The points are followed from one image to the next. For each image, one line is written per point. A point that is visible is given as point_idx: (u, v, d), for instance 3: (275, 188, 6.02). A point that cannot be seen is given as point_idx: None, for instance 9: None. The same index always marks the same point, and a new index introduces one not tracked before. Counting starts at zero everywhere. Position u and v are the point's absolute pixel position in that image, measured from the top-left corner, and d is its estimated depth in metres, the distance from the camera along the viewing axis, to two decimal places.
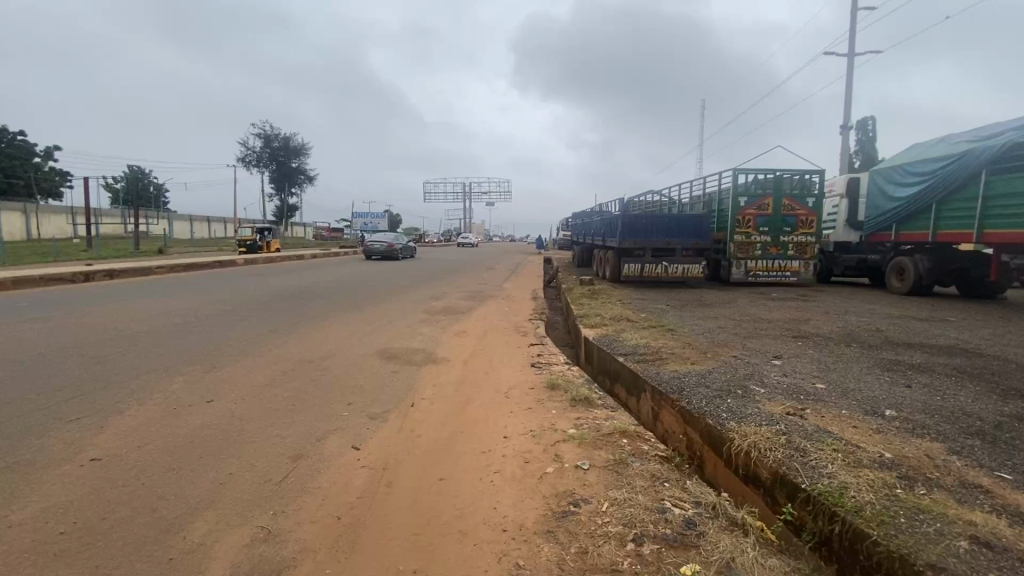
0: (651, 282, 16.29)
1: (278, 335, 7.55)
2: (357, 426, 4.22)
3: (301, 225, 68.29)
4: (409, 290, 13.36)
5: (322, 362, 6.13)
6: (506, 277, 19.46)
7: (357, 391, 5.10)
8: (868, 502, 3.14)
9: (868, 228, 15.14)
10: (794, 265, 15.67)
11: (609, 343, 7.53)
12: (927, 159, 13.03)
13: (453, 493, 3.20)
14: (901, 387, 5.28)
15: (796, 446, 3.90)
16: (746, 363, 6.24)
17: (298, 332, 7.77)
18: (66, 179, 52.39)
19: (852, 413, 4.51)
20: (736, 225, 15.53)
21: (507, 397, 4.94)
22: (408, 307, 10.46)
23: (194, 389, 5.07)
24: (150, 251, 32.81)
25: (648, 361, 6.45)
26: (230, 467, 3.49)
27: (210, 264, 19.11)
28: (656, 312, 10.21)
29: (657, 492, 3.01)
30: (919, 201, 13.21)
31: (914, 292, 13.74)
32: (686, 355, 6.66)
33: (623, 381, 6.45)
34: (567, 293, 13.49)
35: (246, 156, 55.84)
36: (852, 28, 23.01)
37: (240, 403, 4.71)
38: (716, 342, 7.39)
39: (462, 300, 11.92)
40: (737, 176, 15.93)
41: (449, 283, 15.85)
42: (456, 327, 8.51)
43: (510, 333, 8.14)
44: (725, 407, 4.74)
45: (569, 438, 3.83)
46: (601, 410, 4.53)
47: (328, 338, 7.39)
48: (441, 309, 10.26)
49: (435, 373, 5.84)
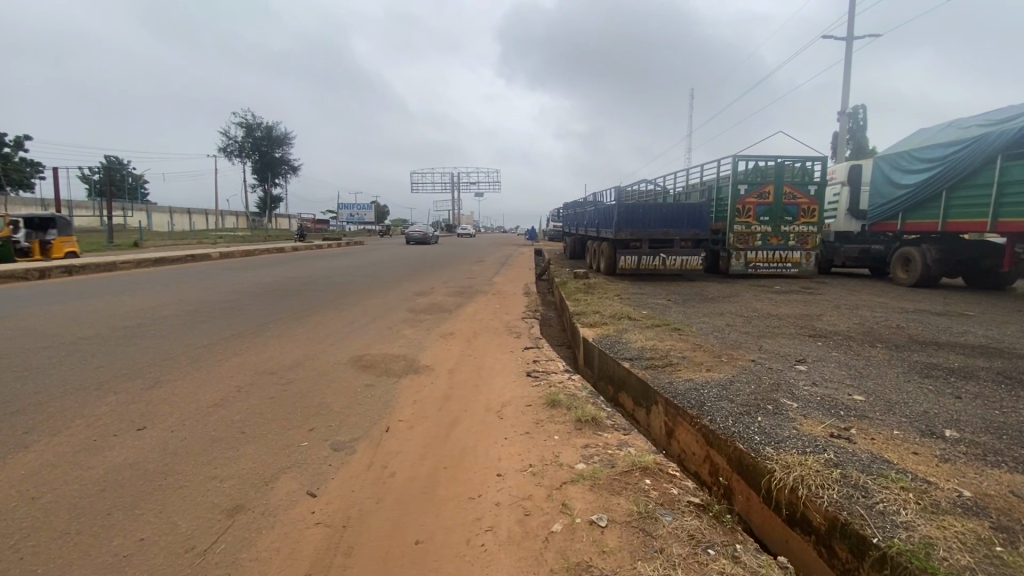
0: (647, 275, 15.63)
1: (240, 340, 6.71)
2: (316, 462, 3.44)
3: (286, 217, 66.70)
4: (393, 286, 12.53)
5: (284, 375, 5.31)
6: (496, 270, 18.60)
7: (320, 412, 4.31)
8: (966, 567, 2.44)
9: (872, 217, 14.57)
10: (795, 256, 15.08)
11: (611, 345, 6.81)
12: (937, 144, 12.43)
13: (432, 565, 2.44)
14: (951, 399, 4.61)
15: (853, 482, 3.20)
16: (767, 370, 5.54)
17: (263, 336, 6.94)
18: (36, 169, 50.31)
19: (906, 436, 3.83)
20: (735, 214, 14.87)
21: (500, 418, 4.18)
22: (390, 305, 9.62)
23: (125, 413, 4.25)
24: (124, 244, 31.32)
25: (658, 368, 5.73)
26: (143, 529, 2.71)
27: (182, 258, 18.08)
28: (659, 308, 9.48)
29: (701, 565, 2.28)
30: (927, 189, 12.62)
31: (921, 284, 13.19)
32: (699, 360, 5.94)
33: (629, 390, 5.72)
34: (561, 287, 12.74)
35: (227, 145, 54.04)
36: (852, 9, 22.28)
37: (176, 432, 3.91)
38: (730, 344, 6.68)
39: (448, 296, 11.08)
40: (736, 163, 15.25)
41: (437, 277, 15.03)
42: (442, 328, 7.74)
43: (500, 334, 7.37)
44: (757, 428, 4.02)
45: (579, 479, 3.08)
46: (612, 435, 3.79)
47: (297, 344, 6.57)
48: (426, 307, 9.50)
49: (415, 386, 5.07)
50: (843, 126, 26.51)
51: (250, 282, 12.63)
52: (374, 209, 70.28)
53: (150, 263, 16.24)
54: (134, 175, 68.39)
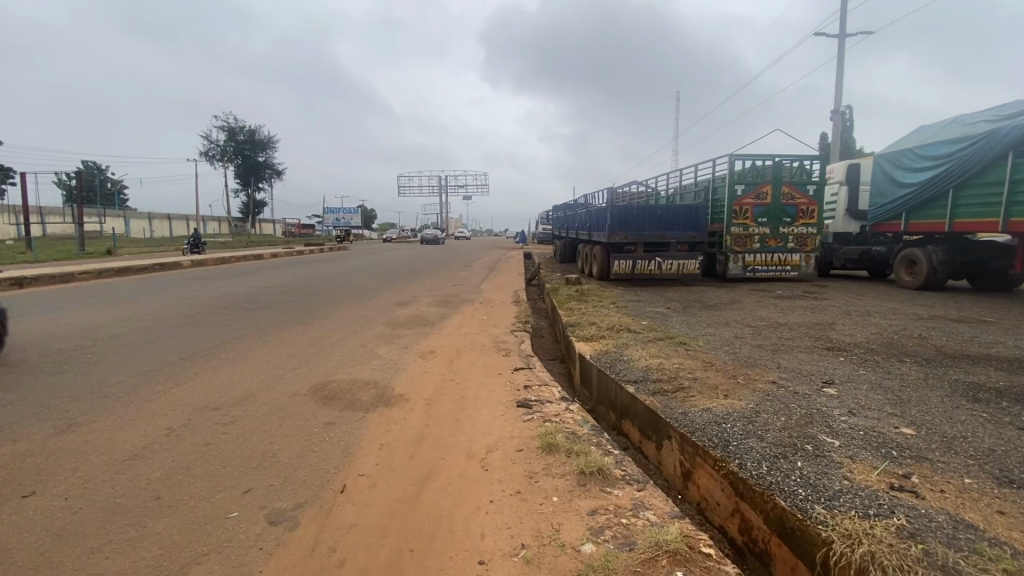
0: (642, 280, 14.94)
1: (188, 365, 5.86)
2: (243, 545, 2.64)
3: (270, 222, 65.21)
4: (374, 295, 11.68)
5: (229, 412, 4.48)
6: (484, 276, 17.81)
7: (262, 466, 3.49)
8: None
9: (873, 218, 14.05)
10: (795, 259, 14.49)
11: (611, 363, 6.06)
12: (942, 142, 11.95)
13: None
14: (1015, 432, 3.94)
15: (942, 562, 2.48)
16: (793, 394, 4.83)
17: (216, 360, 6.09)
18: (6, 174, 48.41)
19: (982, 488, 3.15)
20: (733, 215, 14.25)
21: (485, 469, 3.40)
22: (367, 318, 8.77)
23: (15, 471, 3.40)
24: (98, 251, 30.09)
25: (668, 393, 4.99)
26: None
27: (152, 267, 17.03)
28: (659, 318, 8.76)
29: None
30: (932, 187, 12.11)
31: (928, 286, 12.64)
32: (713, 383, 5.22)
33: (636, 420, 4.97)
34: (553, 295, 11.98)
35: (208, 150, 52.56)
36: (844, 6, 21.90)
37: (71, 500, 3.07)
38: (744, 361, 5.97)
39: (432, 307, 10.25)
40: (733, 163, 14.65)
41: (421, 285, 14.19)
42: (422, 345, 6.94)
43: (487, 352, 6.59)
44: (799, 479, 3.29)
45: (588, 572, 2.32)
46: (625, 496, 3.03)
47: (253, 369, 5.73)
48: (406, 320, 8.70)
49: (386, 424, 4.27)
50: (834, 125, 26.18)
51: (218, 293, 11.69)
52: (360, 212, 68.92)
53: (114, 273, 15.17)
54: (112, 180, 66.48)
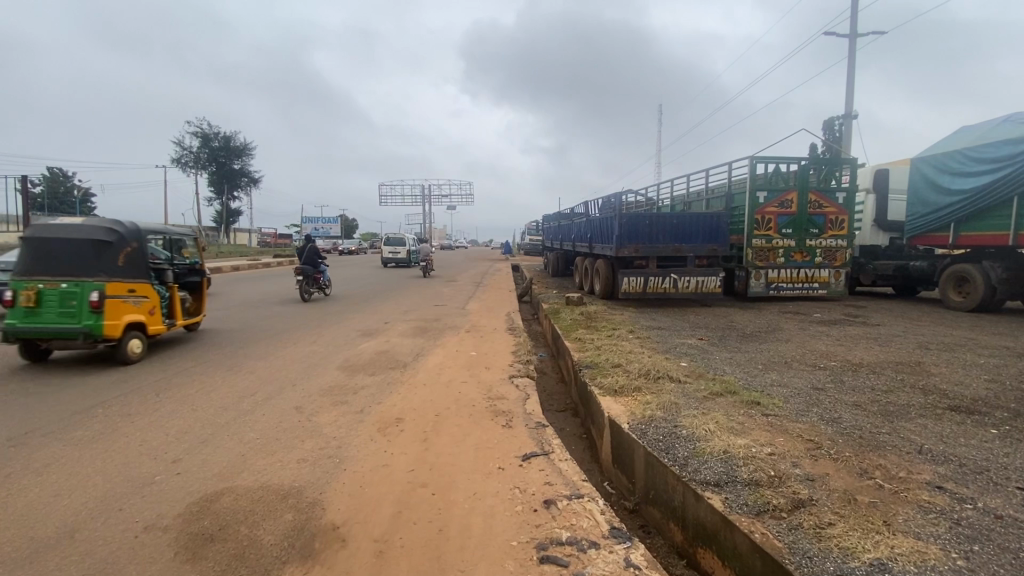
0: (651, 300, 13.07)
1: (7, 456, 3.73)
2: None
3: (246, 233, 62.30)
4: (321, 327, 8.93)
5: None
6: (470, 293, 15.81)
7: None
8: None
9: (910, 231, 12.39)
10: (823, 275, 12.75)
11: (663, 440, 4.09)
12: (999, 143, 10.40)
13: None
14: None
15: None
16: (997, 522, 2.91)
17: (58, 444, 3.96)
18: None
19: None
20: (754, 226, 12.50)
21: None
22: (317, 357, 6.71)
23: None
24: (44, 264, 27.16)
25: (784, 518, 3.01)
26: None
27: None
28: (697, 354, 6.86)
29: None
30: (987, 196, 10.51)
31: (983, 307, 11.05)
32: (845, 491, 3.26)
33: (737, 563, 2.96)
34: (553, 318, 10.02)
35: (181, 156, 49.97)
36: (853, 6, 20.46)
37: None
38: (856, 438, 4.08)
39: (406, 337, 8.20)
40: (752, 166, 12.96)
41: (397, 306, 12.07)
42: (385, 404, 4.89)
43: (478, 418, 4.58)
44: None
45: None
46: None
47: (111, 464, 3.65)
48: (372, 359, 6.69)
49: None
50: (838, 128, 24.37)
51: None
52: (340, 222, 66.52)
53: None
54: (77, 188, 62.87)
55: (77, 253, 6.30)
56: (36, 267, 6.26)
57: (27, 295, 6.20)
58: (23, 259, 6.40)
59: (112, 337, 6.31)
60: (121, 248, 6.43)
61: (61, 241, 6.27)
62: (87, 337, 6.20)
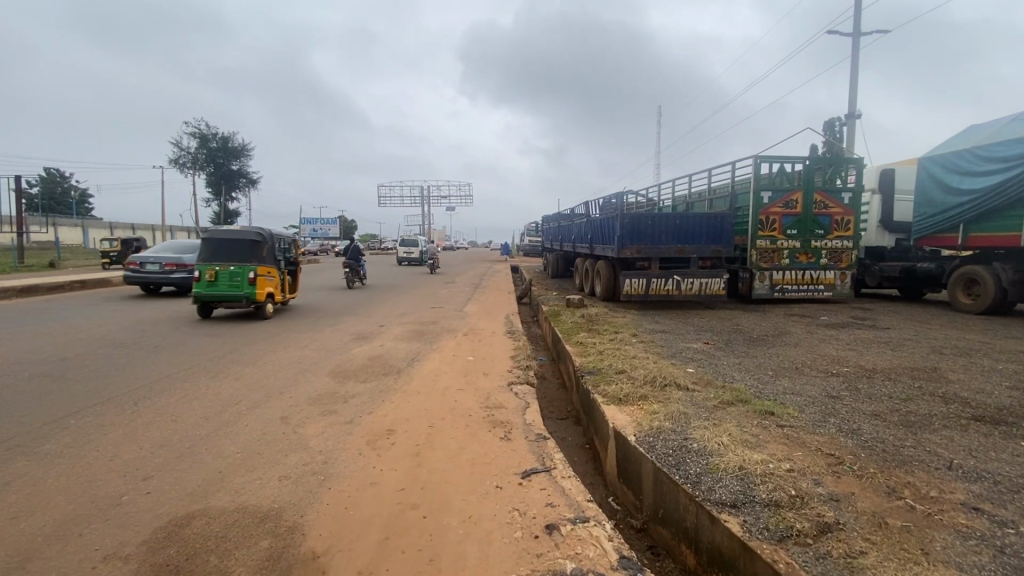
0: (653, 302, 12.81)
1: None
2: None
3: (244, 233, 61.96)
4: (314, 330, 8.65)
5: None
6: (468, 295, 15.53)
7: None
8: None
9: (918, 231, 12.14)
10: (828, 277, 12.49)
11: (673, 454, 3.81)
12: (1009, 141, 10.16)
13: None
14: None
15: None
16: None
17: (23, 459, 3.67)
18: None
19: None
20: (758, 226, 12.24)
21: None
22: (308, 363, 6.43)
23: None
24: (37, 265, 26.78)
25: (811, 546, 2.73)
26: None
27: (71, 286, 14.18)
28: (703, 360, 6.60)
29: None
30: (998, 196, 10.25)
31: (994, 310, 10.78)
32: (874, 513, 2.99)
33: None
34: (553, 321, 9.74)
35: (179, 156, 49.68)
36: (856, 4, 20.24)
37: None
38: (880, 452, 3.81)
39: (401, 341, 7.93)
40: (756, 166, 12.70)
41: (393, 308, 11.79)
42: (377, 414, 4.62)
43: (475, 429, 4.30)
44: None
45: None
46: None
47: (77, 481, 3.37)
48: (365, 364, 6.42)
49: None
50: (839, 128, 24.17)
51: (125, 323, 9.11)
52: (339, 223, 66.26)
53: (12, 294, 12.39)
54: (74, 189, 62.51)
55: (242, 248, 9.77)
56: (212, 257, 9.58)
57: (207, 273, 9.42)
58: (201, 253, 9.70)
59: (263, 302, 9.62)
60: (267, 246, 9.84)
61: (230, 239, 9.69)
62: (247, 301, 9.50)
